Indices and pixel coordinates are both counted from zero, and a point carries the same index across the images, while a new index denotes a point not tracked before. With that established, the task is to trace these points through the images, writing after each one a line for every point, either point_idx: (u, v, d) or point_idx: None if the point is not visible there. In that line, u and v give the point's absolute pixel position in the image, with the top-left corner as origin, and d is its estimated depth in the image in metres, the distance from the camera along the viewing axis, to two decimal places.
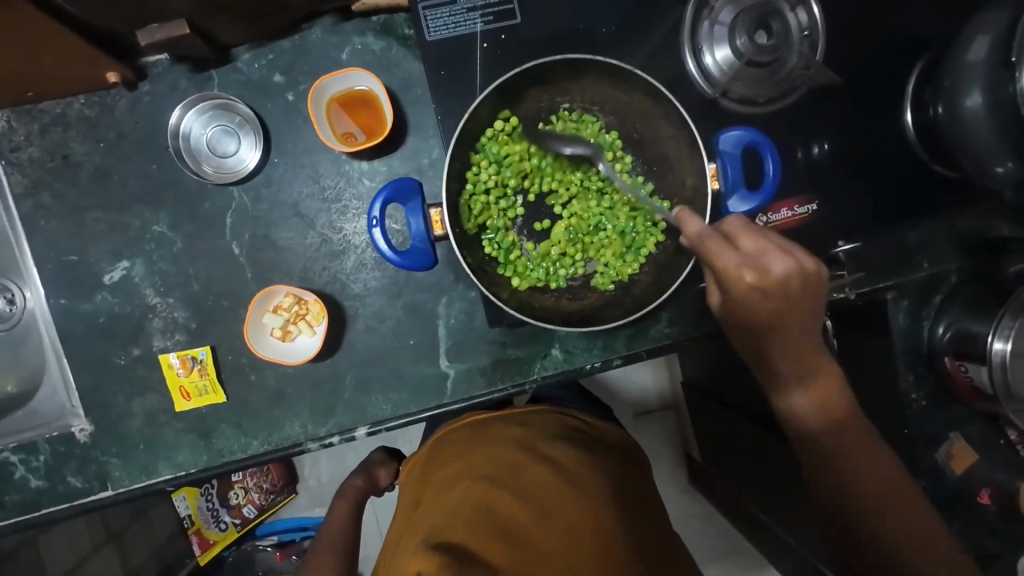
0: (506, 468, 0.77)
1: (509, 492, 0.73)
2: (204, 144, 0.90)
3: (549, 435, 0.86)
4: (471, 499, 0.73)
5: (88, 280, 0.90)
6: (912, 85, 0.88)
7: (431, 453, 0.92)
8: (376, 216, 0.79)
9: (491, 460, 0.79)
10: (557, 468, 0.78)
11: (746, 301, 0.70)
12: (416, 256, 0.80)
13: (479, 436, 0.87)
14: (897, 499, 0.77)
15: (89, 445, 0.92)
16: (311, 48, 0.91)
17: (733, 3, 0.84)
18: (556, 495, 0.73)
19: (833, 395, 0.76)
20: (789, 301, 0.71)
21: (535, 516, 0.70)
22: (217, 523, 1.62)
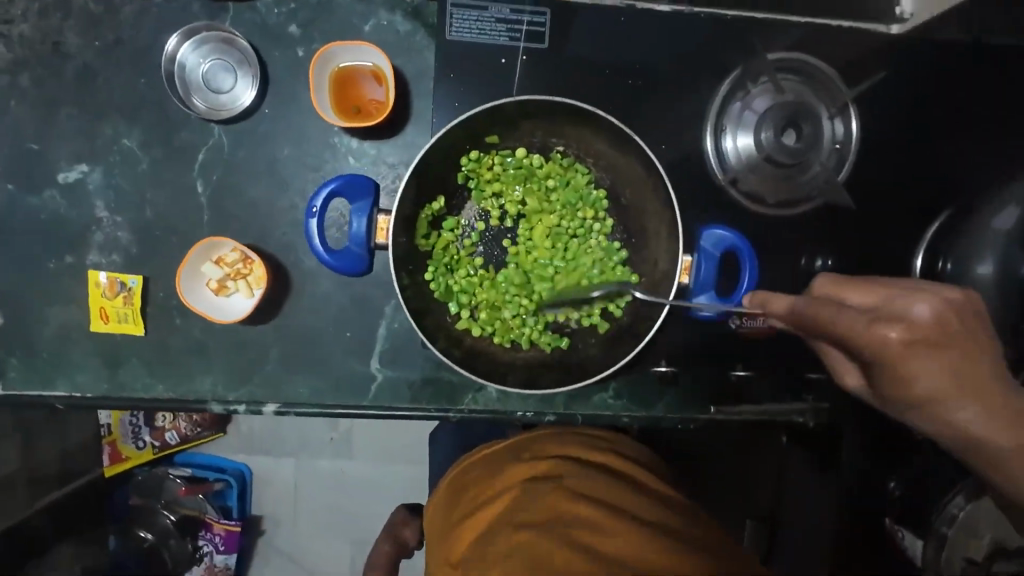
0: (551, 511, 0.67)
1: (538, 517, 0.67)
2: (198, 75, 0.86)
3: (586, 468, 0.78)
4: (514, 550, 0.63)
5: (41, 174, 0.86)
6: (931, 231, 0.82)
7: (445, 500, 0.84)
8: (317, 207, 0.75)
9: (530, 502, 0.70)
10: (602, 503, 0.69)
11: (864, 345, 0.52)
12: (348, 258, 0.76)
13: (487, 473, 0.81)
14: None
15: None
16: (335, 10, 0.87)
17: (771, 93, 0.79)
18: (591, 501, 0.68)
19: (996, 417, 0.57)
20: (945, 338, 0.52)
21: (585, 535, 0.64)
22: (135, 440, 1.59)
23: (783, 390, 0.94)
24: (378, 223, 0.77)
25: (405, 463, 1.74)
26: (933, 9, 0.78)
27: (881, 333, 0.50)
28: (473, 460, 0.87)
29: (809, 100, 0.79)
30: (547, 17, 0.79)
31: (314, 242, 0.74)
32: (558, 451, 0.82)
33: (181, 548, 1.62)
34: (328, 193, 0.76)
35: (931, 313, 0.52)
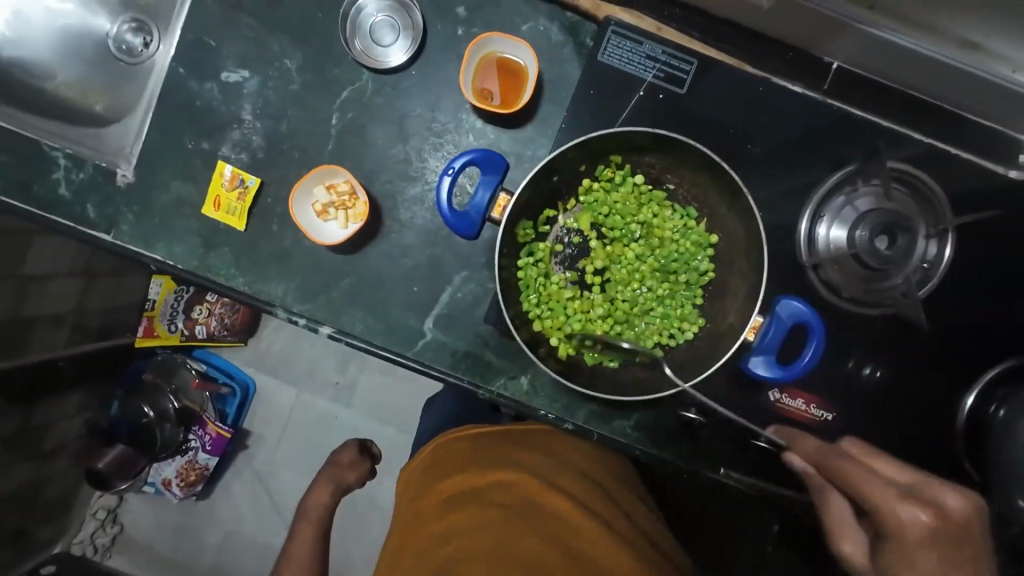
0: (527, 499, 0.82)
1: (502, 529, 0.76)
2: (367, 26, 0.96)
3: (563, 466, 0.90)
4: (491, 523, 0.78)
5: (210, 66, 0.97)
6: (990, 374, 0.84)
7: (432, 453, 0.97)
8: (454, 168, 0.81)
9: (511, 485, 0.84)
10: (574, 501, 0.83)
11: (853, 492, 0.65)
12: (464, 221, 0.81)
13: (473, 459, 0.90)
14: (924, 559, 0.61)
15: (120, 191, 0.98)
16: (503, 4, 0.95)
17: (877, 198, 0.82)
18: (559, 537, 0.77)
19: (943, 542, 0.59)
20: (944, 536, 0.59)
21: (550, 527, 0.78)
22: (169, 323, 1.71)
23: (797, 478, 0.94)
24: (498, 199, 0.83)
25: (394, 429, 1.84)
26: None
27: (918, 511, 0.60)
28: (457, 434, 0.98)
29: (912, 215, 0.81)
30: (692, 67, 0.85)
31: (443, 198, 0.79)
32: (537, 462, 0.89)
33: (174, 435, 1.73)
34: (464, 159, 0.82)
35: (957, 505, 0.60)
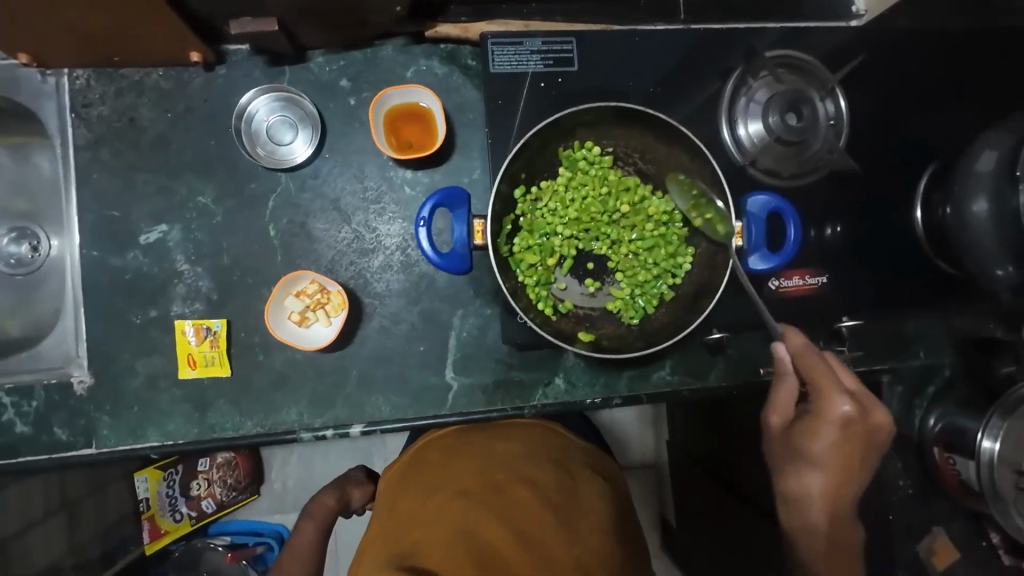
0: (491, 485, 0.85)
1: (464, 520, 0.79)
2: (264, 130, 0.96)
3: (537, 455, 0.93)
4: (451, 511, 0.80)
5: (124, 237, 0.93)
6: (923, 185, 0.93)
7: (417, 453, 0.98)
8: (423, 217, 0.82)
9: (478, 474, 0.87)
10: (539, 490, 0.85)
11: (823, 413, 0.76)
12: (453, 260, 0.83)
13: (455, 452, 0.93)
14: (841, 459, 0.77)
15: (84, 398, 0.91)
16: (380, 62, 0.98)
17: (770, 84, 0.92)
18: (514, 522, 0.80)
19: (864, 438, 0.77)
20: (855, 435, 0.77)
21: (513, 512, 0.81)
22: (172, 513, 1.58)
23: (822, 340, 0.98)
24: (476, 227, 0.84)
25: None
26: (885, 3, 0.93)
27: (841, 403, 0.75)
28: (442, 434, 0.99)
29: (803, 87, 0.92)
30: (573, 44, 0.91)
31: (427, 247, 0.80)
32: (513, 454, 0.92)
33: None
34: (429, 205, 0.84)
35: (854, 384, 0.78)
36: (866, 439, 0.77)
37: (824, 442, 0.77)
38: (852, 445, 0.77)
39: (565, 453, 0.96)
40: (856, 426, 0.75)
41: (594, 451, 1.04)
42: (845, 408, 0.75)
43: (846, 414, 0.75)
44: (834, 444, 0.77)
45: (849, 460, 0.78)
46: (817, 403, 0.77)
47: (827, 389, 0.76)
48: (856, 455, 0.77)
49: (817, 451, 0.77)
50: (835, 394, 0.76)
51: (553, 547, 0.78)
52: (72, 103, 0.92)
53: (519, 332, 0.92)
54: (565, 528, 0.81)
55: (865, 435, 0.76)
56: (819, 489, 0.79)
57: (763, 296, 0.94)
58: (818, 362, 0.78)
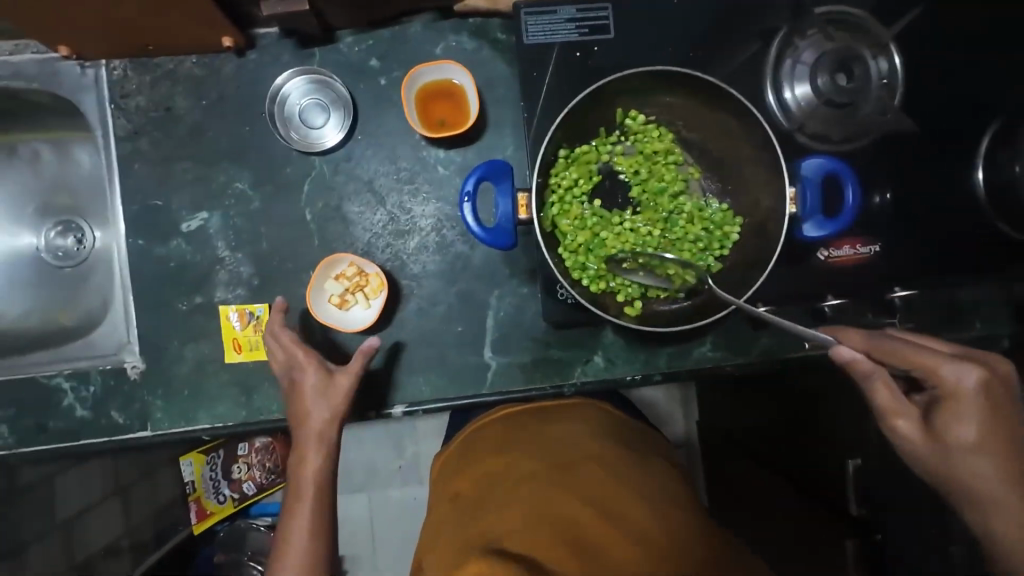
0: (558, 466, 0.82)
1: (537, 498, 0.77)
2: (297, 113, 0.96)
3: (594, 433, 0.90)
4: (525, 496, 0.78)
5: (166, 225, 0.94)
6: (984, 145, 0.90)
7: (463, 449, 0.96)
8: (467, 192, 0.80)
9: (540, 455, 0.85)
10: (606, 465, 0.83)
11: (954, 396, 0.69)
12: (498, 234, 0.81)
13: (515, 433, 0.91)
14: (996, 443, 0.69)
15: (137, 383, 0.94)
16: (409, 40, 0.97)
17: (818, 43, 0.87)
18: (592, 499, 0.77)
19: (999, 397, 0.69)
20: (987, 400, 0.69)
21: (587, 489, 0.78)
22: (216, 494, 1.57)
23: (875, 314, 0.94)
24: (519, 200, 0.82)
25: None
26: None
27: (961, 376, 0.69)
28: (489, 424, 0.96)
29: (854, 45, 0.87)
30: (609, 10, 0.86)
31: (471, 221, 0.78)
32: (572, 434, 0.88)
33: None
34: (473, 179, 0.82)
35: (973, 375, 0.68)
36: (986, 402, 0.69)
37: (969, 424, 0.69)
38: (990, 433, 0.69)
39: (623, 435, 0.93)
40: (965, 394, 0.69)
41: (645, 432, 1.00)
42: (969, 372, 0.69)
43: (976, 380, 0.69)
44: (985, 419, 0.69)
45: (999, 432, 0.70)
46: (936, 386, 0.71)
47: (940, 367, 0.69)
48: (1003, 423, 0.70)
49: (971, 436, 0.69)
50: (947, 364, 0.69)
51: (636, 518, 0.75)
52: (111, 94, 0.93)
53: (558, 311, 0.91)
54: (642, 502, 0.78)
55: (989, 399, 0.69)
56: (988, 469, 0.69)
57: (810, 266, 0.90)
58: (901, 344, 0.71)
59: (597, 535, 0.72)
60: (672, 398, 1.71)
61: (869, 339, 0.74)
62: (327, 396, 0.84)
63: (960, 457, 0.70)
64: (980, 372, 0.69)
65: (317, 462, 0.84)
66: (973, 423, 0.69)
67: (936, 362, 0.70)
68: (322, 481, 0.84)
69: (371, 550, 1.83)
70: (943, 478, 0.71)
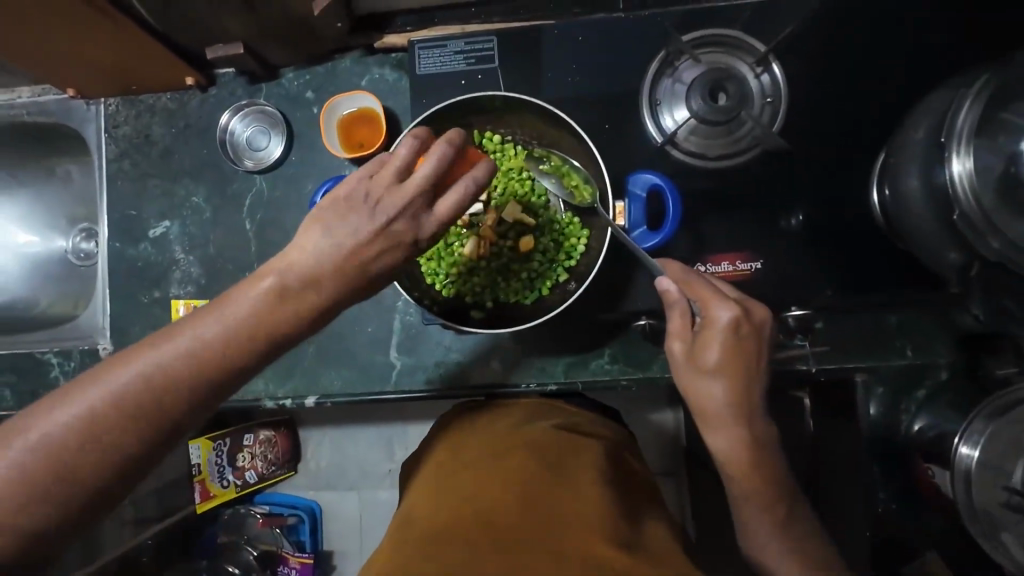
0: (489, 459, 0.87)
1: (469, 493, 0.81)
2: (243, 140, 1.12)
3: (528, 423, 0.95)
4: (459, 496, 0.81)
5: (138, 231, 1.13)
6: (878, 160, 0.86)
7: (425, 451, 1.04)
8: None
9: (476, 451, 0.90)
10: (534, 451, 0.87)
11: (711, 326, 0.77)
12: None
13: (459, 435, 0.97)
14: (733, 381, 0.77)
15: (105, 361, 1.12)
16: (339, 73, 1.10)
17: (696, 65, 0.89)
18: (519, 484, 0.80)
19: (747, 338, 0.76)
20: (738, 339, 0.76)
21: (517, 477, 0.82)
22: (220, 478, 1.71)
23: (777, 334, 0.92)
24: None
25: None
26: None
27: (721, 309, 0.76)
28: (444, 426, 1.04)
29: (732, 65, 0.88)
30: (494, 42, 0.95)
31: None
32: (506, 428, 0.94)
33: None
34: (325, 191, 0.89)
35: (727, 311, 0.76)
36: (736, 338, 0.76)
37: (715, 354, 0.77)
38: (737, 373, 0.77)
39: (578, 421, 0.98)
40: (725, 326, 0.76)
41: (604, 424, 1.04)
42: (726, 310, 0.76)
43: (730, 318, 0.76)
44: (729, 355, 0.76)
45: (739, 372, 0.77)
46: (702, 316, 0.78)
47: (708, 299, 0.78)
48: (746, 364, 0.77)
49: (715, 361, 0.77)
50: (711, 299, 0.78)
51: (559, 501, 0.78)
52: (105, 125, 1.15)
53: None
54: (568, 486, 0.81)
55: (740, 336, 0.76)
56: (722, 393, 0.77)
57: None
58: (693, 278, 0.80)
59: (523, 524, 0.74)
60: (665, 430, 1.64)
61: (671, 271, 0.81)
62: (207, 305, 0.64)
63: (708, 387, 0.77)
64: (731, 311, 0.76)
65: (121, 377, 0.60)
66: (721, 357, 0.76)
67: (705, 296, 0.78)
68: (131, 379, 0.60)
69: (356, 546, 1.93)
70: (691, 393, 0.79)
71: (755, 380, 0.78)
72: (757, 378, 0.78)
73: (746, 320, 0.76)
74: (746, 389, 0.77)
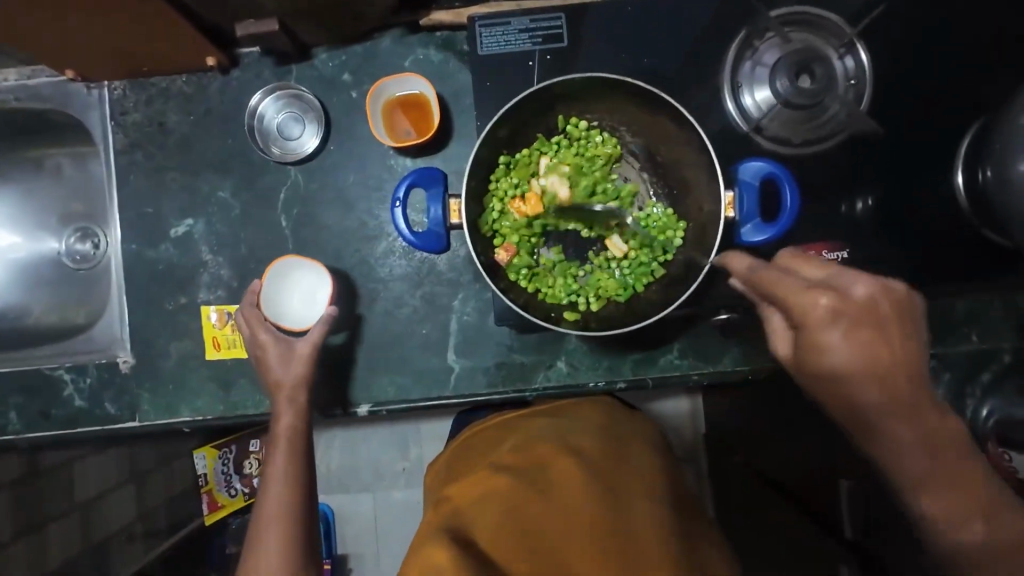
0: (533, 461, 0.88)
1: (511, 498, 0.82)
2: (274, 127, 1.02)
3: (582, 429, 0.95)
4: (499, 491, 0.83)
5: (158, 231, 1.02)
6: (964, 145, 0.84)
7: (465, 443, 1.04)
8: (399, 198, 0.82)
9: (523, 450, 0.90)
10: (583, 460, 0.88)
11: (810, 324, 0.59)
12: (429, 239, 0.83)
13: (506, 432, 0.99)
14: (871, 381, 0.59)
15: (128, 376, 1.02)
16: (379, 54, 1.01)
17: (778, 45, 0.85)
18: (562, 499, 0.82)
19: (868, 324, 0.58)
20: (858, 324, 0.59)
21: (563, 489, 0.83)
22: (228, 488, 1.51)
23: None
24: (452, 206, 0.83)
25: None
26: None
27: (814, 298, 0.58)
28: (494, 427, 1.03)
29: (817, 45, 0.85)
30: (562, 20, 0.88)
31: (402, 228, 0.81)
32: (555, 429, 0.95)
33: None
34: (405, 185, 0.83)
35: (827, 297, 0.58)
36: (866, 319, 0.59)
37: (838, 355, 0.59)
38: (877, 356, 0.59)
39: (614, 430, 0.97)
40: (844, 316, 0.58)
41: (638, 429, 1.04)
42: (822, 295, 0.58)
43: (829, 307, 0.58)
44: (855, 349, 0.58)
45: (878, 360, 0.59)
46: (796, 318, 0.60)
47: (789, 295, 0.59)
48: (883, 348, 0.59)
49: (842, 362, 0.59)
50: (803, 290, 0.59)
51: (607, 516, 0.80)
52: (111, 112, 1.03)
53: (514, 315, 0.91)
54: (619, 502, 0.82)
55: (860, 318, 0.58)
56: (877, 403, 0.60)
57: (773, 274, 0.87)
58: (766, 271, 0.63)
59: (558, 537, 0.78)
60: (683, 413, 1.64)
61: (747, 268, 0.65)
62: (290, 365, 0.89)
63: (854, 395, 0.60)
64: (827, 297, 0.58)
65: (288, 445, 0.88)
66: (848, 354, 0.58)
67: (793, 289, 0.60)
68: (295, 432, 0.89)
69: (373, 548, 1.86)
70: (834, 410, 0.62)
71: (916, 380, 0.59)
72: (908, 353, 0.59)
73: (849, 300, 0.58)
74: (902, 379, 0.59)
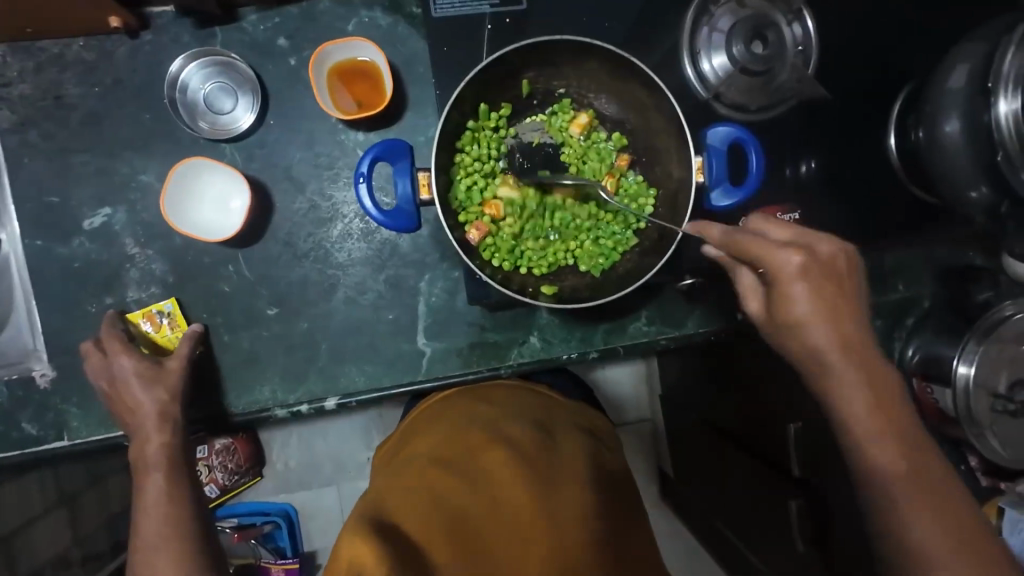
0: (464, 449, 0.83)
1: (437, 486, 0.78)
2: (201, 99, 0.91)
3: (517, 414, 0.90)
4: (424, 482, 0.79)
5: (69, 224, 0.89)
6: (897, 108, 0.90)
7: (405, 427, 0.99)
8: (364, 173, 0.80)
9: (453, 435, 0.85)
10: (513, 445, 0.83)
11: (785, 283, 0.65)
12: (399, 217, 0.83)
13: (439, 413, 0.93)
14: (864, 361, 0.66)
15: (48, 391, 0.89)
16: (318, 16, 0.92)
17: (732, 11, 0.86)
18: (491, 487, 0.79)
19: (832, 294, 0.66)
20: (824, 273, 0.66)
21: (493, 477, 0.79)
22: None
23: None
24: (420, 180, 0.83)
25: None
26: None
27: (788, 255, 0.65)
28: (429, 407, 0.97)
29: (768, 11, 0.87)
30: None
31: (370, 205, 0.80)
32: (486, 416, 0.89)
33: None
34: (369, 159, 0.81)
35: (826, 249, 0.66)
36: (832, 273, 0.66)
37: (820, 330, 0.66)
38: (839, 324, 0.66)
39: (550, 414, 0.94)
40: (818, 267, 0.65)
41: (579, 407, 1.03)
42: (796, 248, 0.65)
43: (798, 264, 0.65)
44: (809, 291, 0.65)
45: (833, 301, 0.66)
46: (765, 267, 0.67)
47: (771, 253, 0.65)
48: (838, 298, 0.66)
49: (803, 311, 0.66)
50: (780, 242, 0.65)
51: (537, 507, 0.77)
52: None
53: None
54: (549, 488, 0.79)
55: (831, 274, 0.66)
56: (865, 395, 0.65)
57: None
58: (748, 236, 0.67)
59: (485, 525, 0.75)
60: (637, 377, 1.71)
61: (726, 238, 0.68)
62: (155, 382, 0.82)
63: (835, 360, 0.66)
64: (798, 255, 0.65)
65: (163, 437, 0.81)
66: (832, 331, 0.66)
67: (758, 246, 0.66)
68: (171, 402, 0.82)
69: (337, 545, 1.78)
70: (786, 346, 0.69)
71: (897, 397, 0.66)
72: (853, 304, 0.68)
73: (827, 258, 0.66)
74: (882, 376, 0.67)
